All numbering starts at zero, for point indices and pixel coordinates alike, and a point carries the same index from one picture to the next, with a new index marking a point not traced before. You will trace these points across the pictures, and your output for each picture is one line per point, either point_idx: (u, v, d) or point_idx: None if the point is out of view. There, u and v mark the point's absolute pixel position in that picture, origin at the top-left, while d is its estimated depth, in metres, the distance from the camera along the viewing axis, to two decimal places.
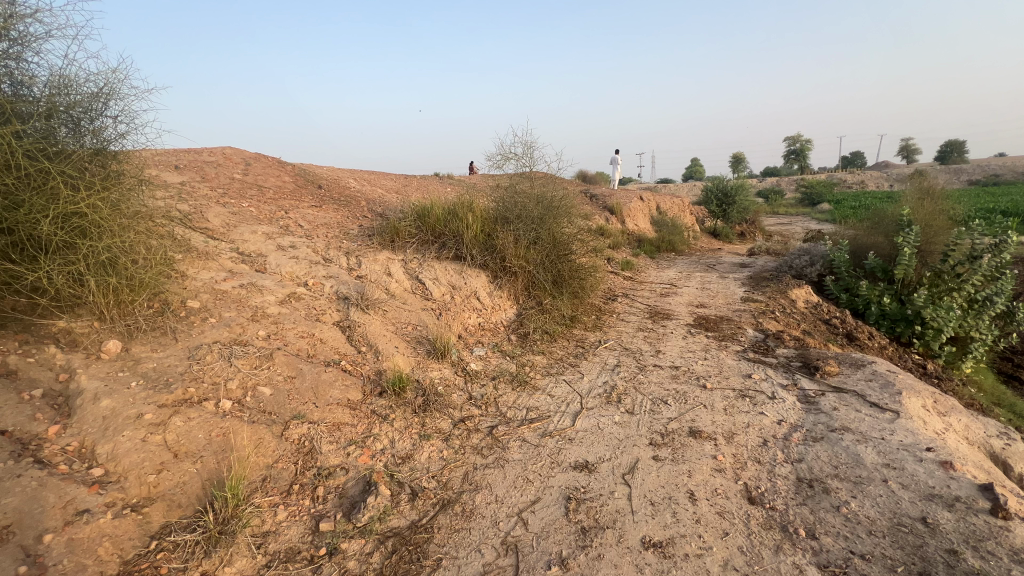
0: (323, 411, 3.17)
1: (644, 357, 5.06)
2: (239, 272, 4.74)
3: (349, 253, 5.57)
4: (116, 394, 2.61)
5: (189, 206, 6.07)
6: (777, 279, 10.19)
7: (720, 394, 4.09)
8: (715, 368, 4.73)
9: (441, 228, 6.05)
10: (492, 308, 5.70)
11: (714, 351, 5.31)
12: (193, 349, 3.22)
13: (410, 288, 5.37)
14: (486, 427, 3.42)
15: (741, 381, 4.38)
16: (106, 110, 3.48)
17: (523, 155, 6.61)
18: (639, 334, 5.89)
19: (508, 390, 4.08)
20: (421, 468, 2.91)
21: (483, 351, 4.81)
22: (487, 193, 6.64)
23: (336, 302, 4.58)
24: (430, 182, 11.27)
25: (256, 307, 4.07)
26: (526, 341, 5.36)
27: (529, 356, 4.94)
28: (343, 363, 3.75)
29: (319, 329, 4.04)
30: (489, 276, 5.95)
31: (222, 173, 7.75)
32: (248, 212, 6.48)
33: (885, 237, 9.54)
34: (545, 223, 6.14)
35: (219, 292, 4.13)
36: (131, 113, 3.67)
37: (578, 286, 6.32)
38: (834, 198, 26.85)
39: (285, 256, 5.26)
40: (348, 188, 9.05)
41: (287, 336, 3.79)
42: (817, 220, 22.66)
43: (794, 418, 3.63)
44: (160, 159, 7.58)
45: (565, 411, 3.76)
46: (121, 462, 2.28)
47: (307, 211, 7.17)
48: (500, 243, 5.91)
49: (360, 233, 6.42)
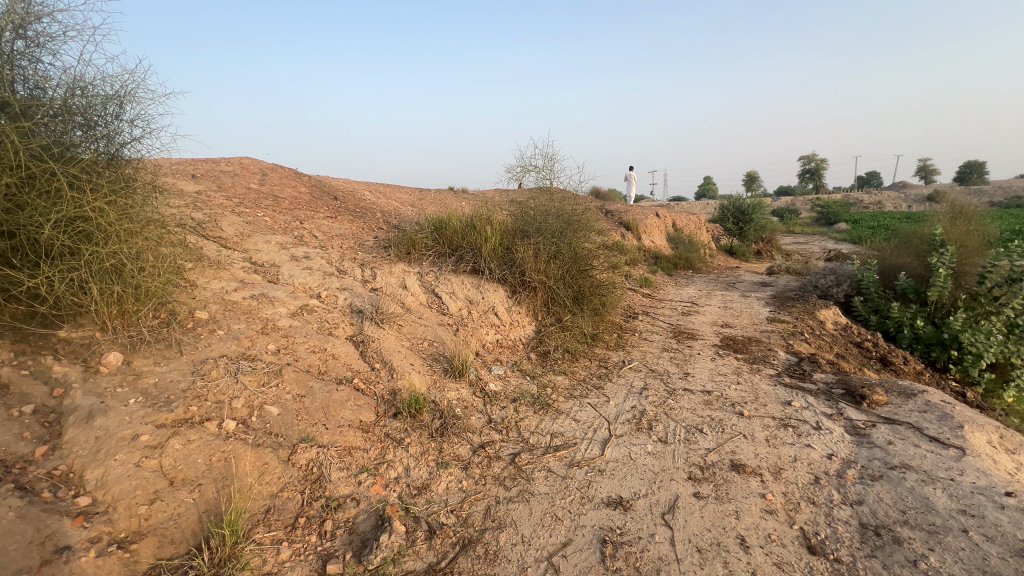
0: (334, 434, 2.94)
1: (672, 380, 4.76)
2: (251, 282, 4.59)
3: (364, 265, 5.40)
4: (111, 412, 2.40)
5: (203, 215, 5.98)
6: (803, 299, 9.82)
7: (759, 423, 3.78)
8: (750, 394, 4.41)
9: (458, 240, 5.86)
10: (510, 324, 5.46)
11: (747, 375, 4.99)
12: (199, 363, 3.03)
13: (426, 302, 5.16)
14: (508, 455, 3.16)
15: (780, 409, 4.06)
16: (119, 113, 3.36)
17: (543, 167, 6.45)
18: (664, 355, 5.59)
19: (530, 413, 3.82)
20: (439, 501, 2.64)
21: (503, 369, 4.55)
22: (505, 206, 6.47)
23: (349, 315, 4.37)
24: (445, 195, 11.16)
25: (267, 319, 3.89)
26: (547, 360, 5.09)
27: (550, 376, 4.67)
28: (355, 380, 3.52)
29: (332, 343, 3.83)
30: (507, 290, 5.73)
31: (239, 183, 7.71)
32: (263, 221, 6.38)
33: (916, 258, 9.16)
34: (565, 237, 5.92)
35: (227, 304, 3.95)
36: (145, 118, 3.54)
37: (599, 302, 6.07)
38: (851, 218, 26.34)
39: (299, 266, 5.10)
40: (364, 200, 8.95)
41: (297, 351, 3.58)
42: (835, 240, 22.15)
43: (846, 453, 3.30)
44: (177, 168, 7.56)
45: (592, 438, 3.48)
46: (111, 490, 2.05)
47: (323, 222, 7.06)
48: (519, 257, 5.70)
49: (376, 244, 6.27)
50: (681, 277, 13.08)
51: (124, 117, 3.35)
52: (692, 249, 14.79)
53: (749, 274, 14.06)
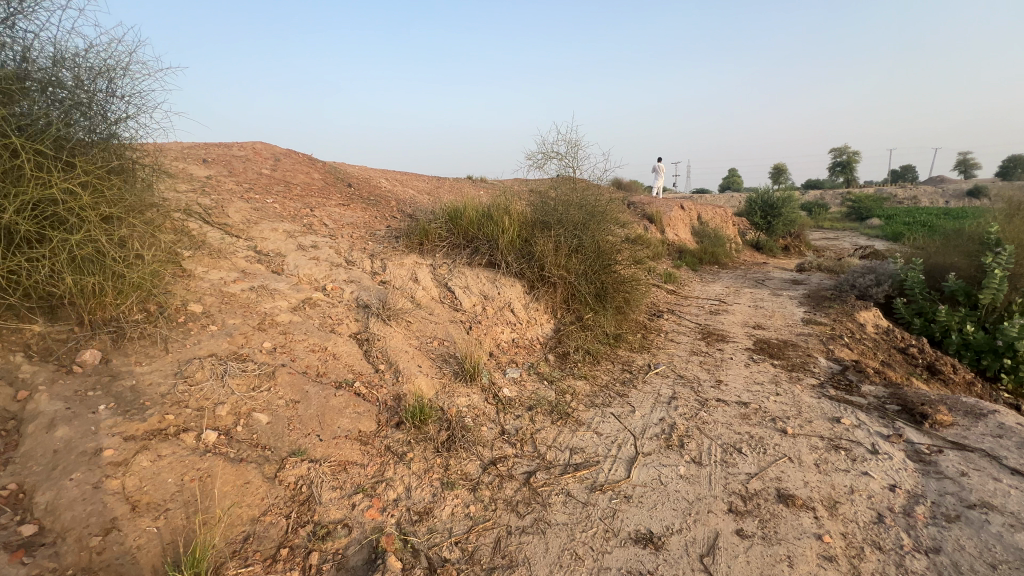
0: (329, 447, 2.63)
1: (703, 388, 4.35)
2: (253, 273, 4.32)
3: (374, 256, 5.09)
4: (75, 421, 2.13)
5: (210, 200, 5.75)
6: (839, 299, 9.21)
7: (805, 443, 3.36)
8: (792, 408, 3.98)
9: (474, 231, 5.51)
10: (527, 322, 5.10)
11: (786, 385, 4.54)
12: (184, 363, 2.75)
13: (437, 297, 4.84)
14: (522, 475, 2.83)
15: (828, 426, 3.62)
16: (98, 92, 3.06)
17: (566, 155, 6.03)
18: (693, 360, 5.17)
19: (547, 423, 3.47)
20: (442, 531, 2.32)
21: (518, 372, 4.20)
22: (524, 196, 6.09)
23: (355, 310, 4.07)
24: (463, 184, 10.81)
25: (265, 314, 3.61)
26: (566, 362, 4.73)
27: (569, 381, 4.30)
28: (356, 384, 3.22)
29: (333, 341, 3.53)
30: (524, 286, 5.37)
31: (251, 168, 7.48)
32: (272, 208, 6.13)
33: (965, 257, 8.48)
34: (588, 230, 5.52)
35: (225, 296, 3.68)
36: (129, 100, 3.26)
37: (623, 301, 5.66)
38: (886, 214, 25.12)
39: (305, 256, 4.82)
40: (378, 188, 8.66)
41: (295, 351, 3.29)
42: (868, 236, 21.12)
43: (912, 485, 2.87)
44: (188, 152, 7.37)
45: (616, 456, 3.12)
46: (61, 517, 1.76)
47: (334, 210, 6.79)
48: (538, 250, 5.32)
49: (387, 234, 5.96)
50: (706, 272, 12.50)
51: (108, 99, 3.08)
52: (718, 244, 14.16)
53: (779, 271, 13.38)
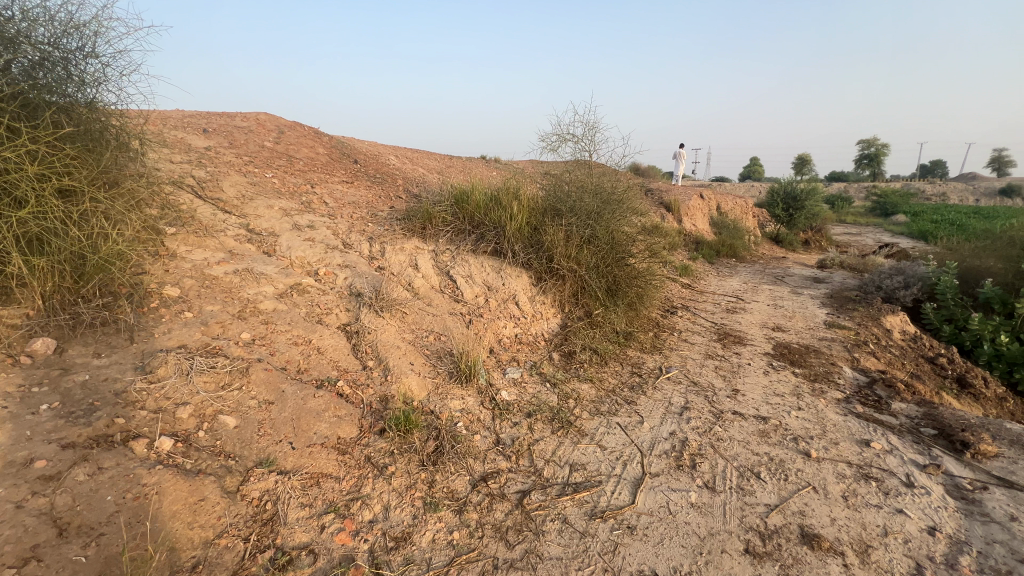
0: (301, 456, 2.38)
1: (718, 398, 4.02)
2: (241, 253, 4.06)
3: (373, 239, 4.80)
4: (9, 425, 1.89)
5: (206, 173, 5.49)
6: (864, 301, 8.74)
7: (832, 470, 3.03)
8: (816, 426, 3.64)
9: (480, 216, 5.17)
10: (533, 316, 4.79)
11: (809, 398, 4.19)
12: (146, 356, 2.50)
13: (437, 286, 4.55)
14: (515, 495, 2.56)
15: (857, 450, 3.29)
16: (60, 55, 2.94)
17: (583, 137, 5.63)
18: (708, 364, 4.83)
19: (547, 433, 3.19)
20: (419, 562, 2.06)
21: (519, 372, 3.91)
22: (536, 180, 5.72)
23: (347, 299, 3.79)
24: (474, 164, 10.41)
25: (247, 300, 3.35)
26: (571, 361, 4.42)
27: (574, 383, 4.00)
28: (340, 384, 2.95)
29: (318, 334, 3.26)
30: (531, 277, 5.06)
31: (253, 140, 7.19)
32: (271, 183, 5.85)
33: (1003, 262, 7.93)
34: (602, 219, 5.16)
35: (205, 279, 3.43)
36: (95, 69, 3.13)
37: (635, 296, 5.32)
38: (913, 210, 24.09)
39: (300, 236, 4.54)
40: (385, 165, 8.31)
41: (275, 344, 3.03)
42: (891, 232, 20.33)
43: (954, 529, 2.55)
44: (188, 122, 7.10)
45: (620, 476, 2.83)
46: None
47: (336, 187, 6.49)
48: (547, 239, 4.97)
49: (389, 215, 5.65)
50: (724, 266, 12.03)
51: (69, 66, 2.97)
52: (737, 236, 13.62)
53: (799, 267, 12.83)
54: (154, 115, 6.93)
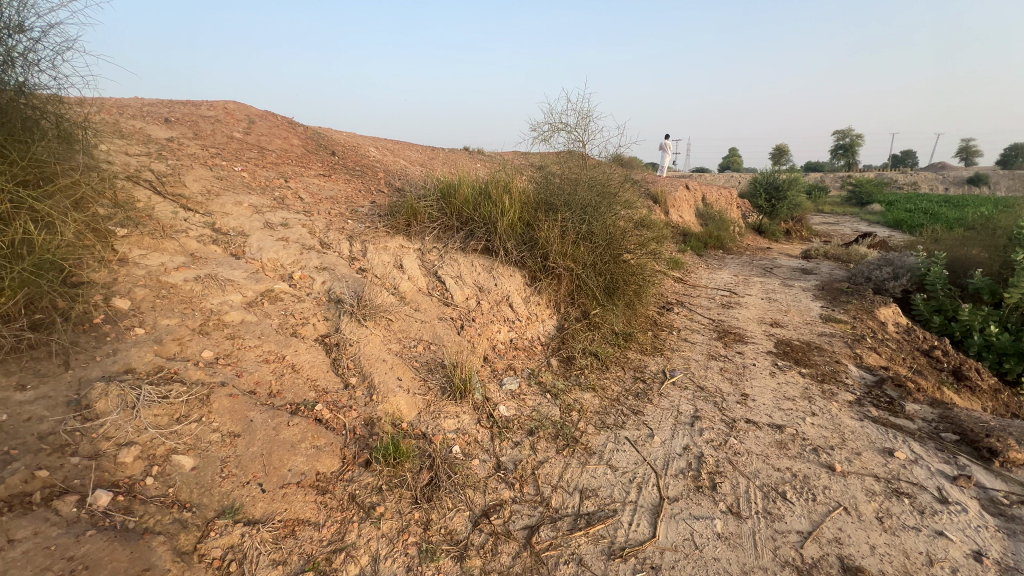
0: (274, 501, 2.03)
1: (729, 405, 3.78)
2: (205, 257, 3.64)
3: (353, 237, 4.40)
4: None
5: (167, 166, 5.01)
6: (854, 292, 8.63)
7: (860, 486, 2.81)
8: (834, 434, 3.42)
9: (469, 211, 4.81)
10: (528, 319, 4.48)
11: (821, 402, 3.98)
12: (83, 386, 2.10)
13: (425, 289, 4.20)
14: (522, 532, 2.25)
15: (883, 461, 3.07)
16: None
17: (576, 127, 5.30)
18: (712, 367, 4.59)
19: (552, 454, 2.89)
20: None
21: (517, 383, 3.60)
22: (526, 172, 5.39)
23: (325, 306, 3.42)
24: (458, 156, 9.99)
25: (211, 312, 2.95)
26: (571, 367, 4.12)
27: (575, 392, 3.71)
28: (318, 408, 2.59)
29: (293, 350, 2.89)
30: (525, 277, 4.74)
31: (220, 130, 6.66)
32: (240, 177, 5.38)
33: (990, 251, 7.89)
34: (598, 213, 4.87)
35: (161, 288, 3.02)
36: (20, 52, 2.95)
37: (633, 295, 5.05)
38: (888, 199, 24.46)
39: (272, 235, 4.13)
40: (365, 157, 7.85)
41: (243, 363, 2.66)
42: (868, 221, 20.57)
43: (1001, 554, 2.34)
44: (148, 111, 6.53)
45: (636, 502, 2.55)
46: None
47: (312, 181, 6.05)
48: (542, 236, 4.65)
49: (370, 211, 5.25)
50: (713, 258, 11.89)
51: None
52: (724, 228, 13.51)
53: (787, 258, 12.76)
54: (110, 104, 6.36)
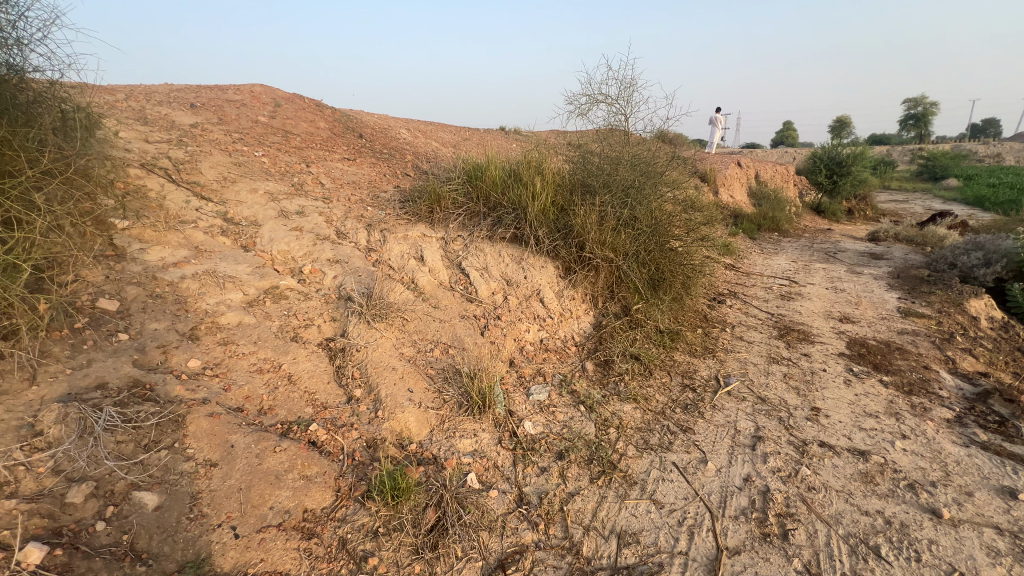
0: (247, 549, 1.71)
1: (797, 423, 3.21)
2: (211, 249, 3.39)
3: (371, 225, 4.06)
4: None
5: (185, 153, 4.82)
6: (937, 281, 7.58)
7: (978, 542, 2.22)
8: (935, 465, 2.80)
9: (497, 195, 4.36)
10: (561, 316, 4.02)
11: (912, 420, 3.32)
12: (41, 407, 1.83)
13: (447, 283, 3.82)
14: None
15: (1004, 508, 2.46)
16: None
17: (618, 98, 4.71)
18: (775, 372, 3.98)
19: (585, 483, 2.46)
20: None
21: (546, 392, 3.17)
22: (561, 151, 4.87)
23: (334, 304, 3.09)
24: (492, 136, 9.48)
25: (205, 314, 2.68)
26: (609, 372, 3.64)
27: (614, 404, 3.25)
28: (314, 428, 2.26)
29: (292, 357, 2.58)
30: (558, 268, 4.27)
31: (245, 115, 6.48)
32: (260, 162, 5.14)
33: None
34: (642, 196, 4.32)
35: (156, 287, 2.77)
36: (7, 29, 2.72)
37: (681, 288, 4.47)
38: (968, 173, 21.99)
39: (285, 224, 3.83)
40: (394, 139, 7.50)
41: (232, 374, 2.36)
42: (943, 198, 18.53)
43: None
44: (175, 96, 6.42)
45: (686, 555, 2.09)
46: None
47: (336, 165, 5.76)
48: (577, 222, 4.14)
49: (392, 196, 4.89)
50: (767, 242, 10.91)
51: None
52: (781, 208, 12.40)
53: (852, 241, 11.56)
54: (138, 92, 6.29)
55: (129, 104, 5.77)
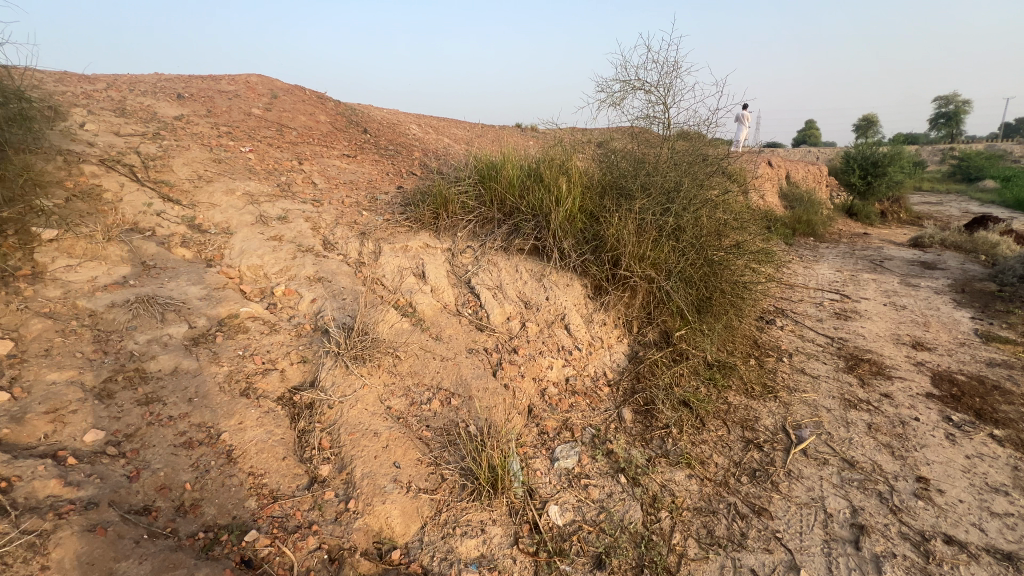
0: None
1: (906, 502, 2.45)
2: (163, 264, 2.75)
3: (365, 233, 3.38)
4: None
5: (159, 148, 4.21)
6: (1012, 299, 6.64)
7: None
8: None
9: (514, 199, 3.65)
10: (591, 347, 3.30)
11: None
12: None
13: (453, 307, 3.13)
14: None
15: None
16: None
17: (657, 86, 3.97)
18: (857, 421, 3.21)
19: None
20: None
21: (575, 456, 2.46)
22: (589, 147, 4.14)
23: (306, 340, 2.43)
24: (508, 132, 8.78)
25: (129, 358, 2.03)
26: (652, 422, 2.91)
27: (663, 470, 2.52)
28: (252, 538, 1.60)
29: (236, 423, 1.91)
30: (587, 287, 3.55)
31: (238, 107, 5.87)
32: (245, 159, 4.51)
33: None
34: (688, 201, 3.56)
35: (73, 320, 2.14)
36: None
37: (734, 311, 3.70)
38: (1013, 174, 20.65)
39: (262, 232, 3.18)
40: (402, 134, 6.85)
41: (147, 453, 1.71)
42: (983, 200, 17.35)
43: None
44: (162, 87, 5.84)
45: None
46: None
47: (333, 163, 5.12)
48: (611, 232, 3.41)
49: (393, 197, 4.22)
50: (805, 248, 10.03)
51: None
52: (817, 212, 11.48)
53: (899, 247, 10.58)
54: (123, 82, 5.73)
55: (108, 94, 5.21)
